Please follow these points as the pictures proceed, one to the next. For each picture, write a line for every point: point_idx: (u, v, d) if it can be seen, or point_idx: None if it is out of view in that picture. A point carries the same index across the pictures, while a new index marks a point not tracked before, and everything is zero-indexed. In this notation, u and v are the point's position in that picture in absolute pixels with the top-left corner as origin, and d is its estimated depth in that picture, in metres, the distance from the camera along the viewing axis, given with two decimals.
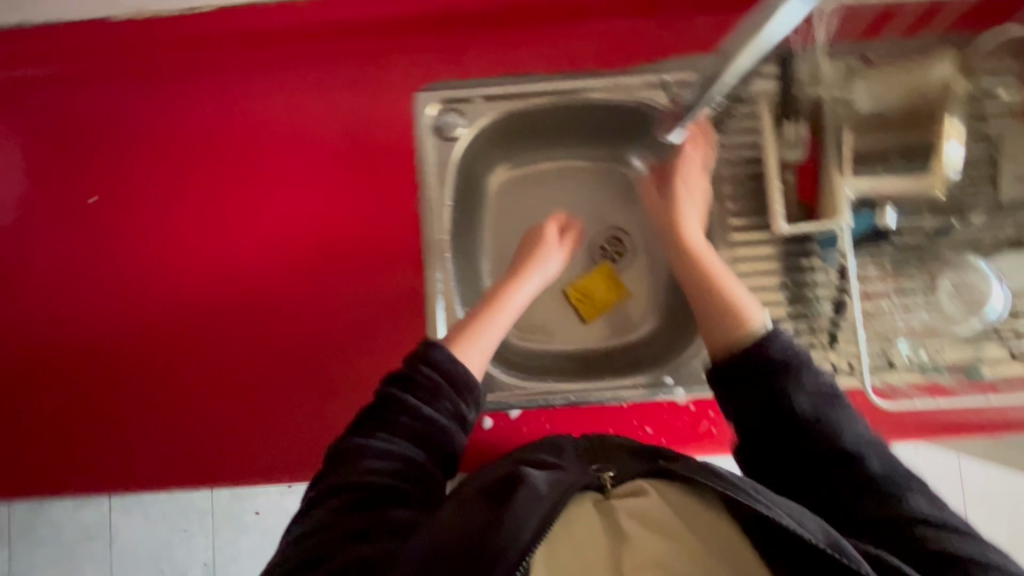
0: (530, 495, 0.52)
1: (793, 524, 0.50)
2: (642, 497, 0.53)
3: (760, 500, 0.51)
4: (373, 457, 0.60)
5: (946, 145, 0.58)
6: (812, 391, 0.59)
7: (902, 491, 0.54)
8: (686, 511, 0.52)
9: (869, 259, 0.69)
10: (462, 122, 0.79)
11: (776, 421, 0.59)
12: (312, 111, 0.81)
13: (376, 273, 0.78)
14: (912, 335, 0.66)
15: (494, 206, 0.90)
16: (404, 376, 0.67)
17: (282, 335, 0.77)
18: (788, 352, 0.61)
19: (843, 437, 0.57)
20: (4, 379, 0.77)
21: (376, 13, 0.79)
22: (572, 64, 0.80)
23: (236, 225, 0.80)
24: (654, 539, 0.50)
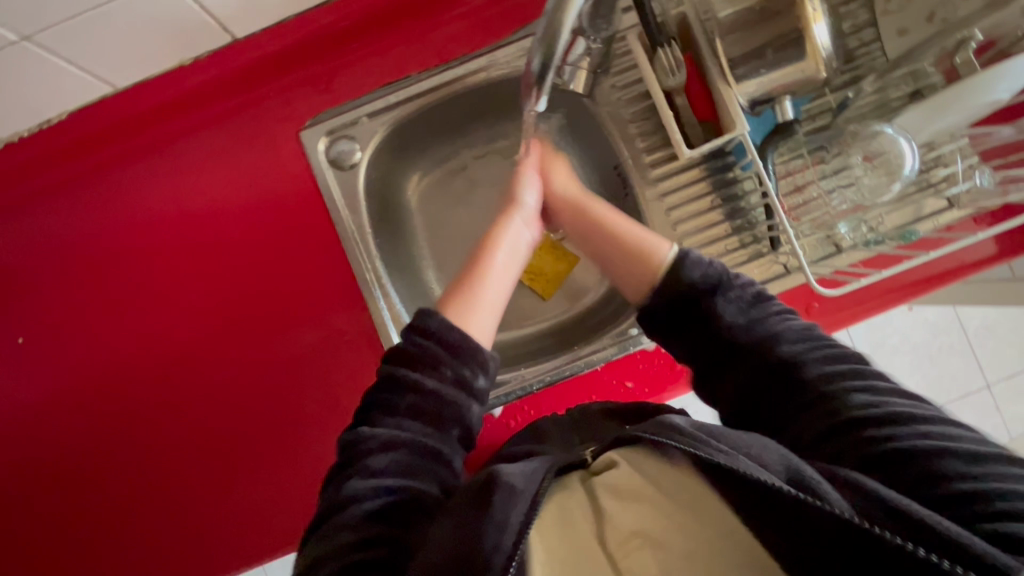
0: (507, 496, 0.44)
1: (731, 459, 0.41)
2: (613, 469, 0.47)
3: (716, 447, 0.42)
4: (375, 453, 0.51)
5: (813, 27, 0.58)
6: (739, 302, 0.57)
7: (853, 390, 0.48)
8: (671, 473, 0.44)
9: (789, 154, 0.73)
10: (357, 146, 0.79)
11: (711, 348, 0.57)
12: (209, 182, 0.80)
13: (321, 318, 0.79)
14: (848, 216, 0.70)
15: (418, 217, 0.91)
16: (399, 355, 0.57)
17: (252, 402, 0.79)
18: (701, 267, 0.59)
19: (781, 346, 0.53)
20: (11, 525, 0.80)
21: (233, 64, 0.77)
22: (443, 54, 0.78)
23: (170, 313, 0.80)
24: (636, 512, 0.44)
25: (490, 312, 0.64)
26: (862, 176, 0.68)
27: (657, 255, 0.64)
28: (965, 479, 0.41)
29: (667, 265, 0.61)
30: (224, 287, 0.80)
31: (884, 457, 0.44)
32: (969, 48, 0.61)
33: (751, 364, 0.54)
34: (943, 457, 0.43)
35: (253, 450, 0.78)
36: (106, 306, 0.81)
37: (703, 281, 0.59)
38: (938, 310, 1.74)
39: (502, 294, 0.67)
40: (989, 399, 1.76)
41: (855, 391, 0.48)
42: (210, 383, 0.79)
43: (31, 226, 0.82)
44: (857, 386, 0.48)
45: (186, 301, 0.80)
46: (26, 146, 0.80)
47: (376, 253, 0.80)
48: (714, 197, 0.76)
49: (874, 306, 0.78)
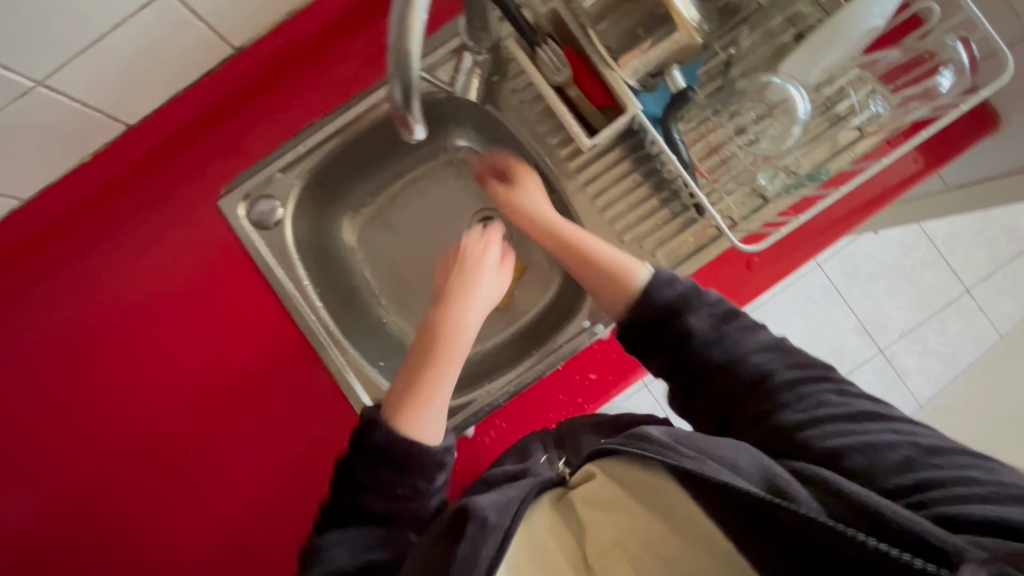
0: (479, 529, 0.49)
1: (697, 464, 0.45)
2: (591, 482, 0.52)
3: (685, 454, 0.46)
4: (336, 535, 0.55)
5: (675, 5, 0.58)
6: (710, 316, 0.58)
7: (826, 401, 0.49)
8: (636, 484, 0.49)
9: (696, 118, 0.73)
10: (277, 203, 0.79)
11: (681, 358, 0.57)
12: (127, 274, 0.77)
13: (277, 383, 0.77)
14: (765, 166, 0.71)
15: (360, 257, 0.91)
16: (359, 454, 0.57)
17: (220, 493, 0.74)
18: (673, 284, 0.60)
19: (751, 362, 0.54)
20: None
21: (135, 149, 0.76)
22: (341, 95, 0.78)
23: (115, 418, 0.76)
24: (612, 524, 0.48)
25: (440, 411, 0.62)
26: (763, 124, 0.69)
27: (633, 272, 0.64)
28: (927, 471, 0.43)
29: (641, 287, 0.62)
30: (166, 376, 0.76)
31: (851, 461, 0.45)
32: None
33: (721, 379, 0.55)
34: (901, 451, 0.45)
35: (231, 540, 0.74)
36: (44, 427, 0.76)
37: (678, 298, 0.59)
38: (906, 229, 1.76)
39: (454, 381, 0.64)
40: (972, 302, 1.77)
41: (828, 402, 0.49)
42: (173, 481, 0.75)
43: None
44: (829, 394, 0.50)
45: (128, 401, 0.76)
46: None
47: (319, 304, 0.80)
48: (637, 174, 0.77)
49: (813, 246, 0.79)
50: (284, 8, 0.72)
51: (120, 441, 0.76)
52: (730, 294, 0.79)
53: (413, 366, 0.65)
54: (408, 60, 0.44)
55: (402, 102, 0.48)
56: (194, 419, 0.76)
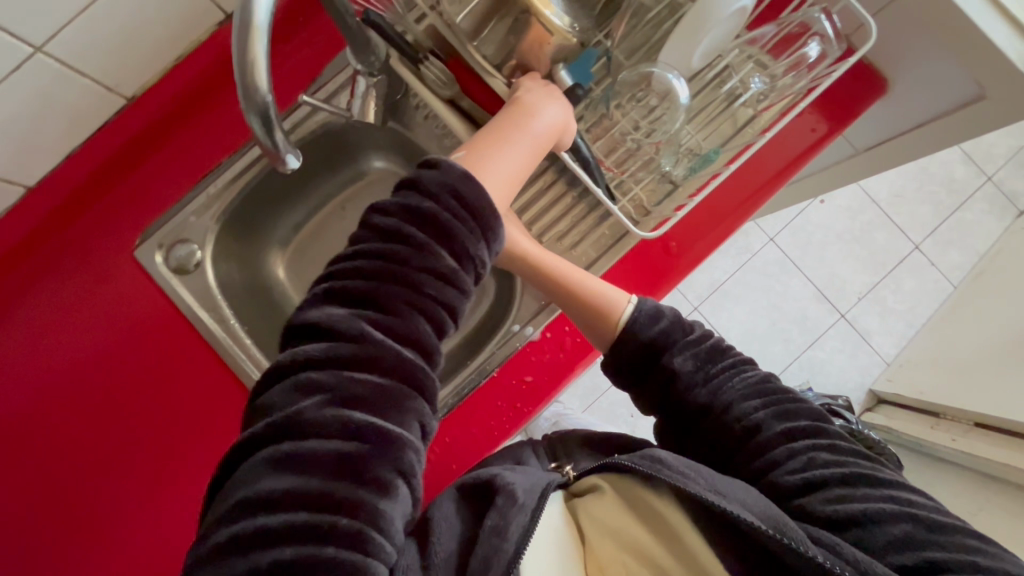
0: (508, 503, 0.55)
1: (715, 496, 0.52)
2: (603, 489, 0.61)
3: (699, 484, 0.54)
4: (319, 422, 0.42)
5: (545, 15, 0.58)
6: (695, 358, 0.64)
7: (818, 452, 0.57)
8: (636, 500, 0.59)
9: (591, 113, 0.75)
10: (194, 246, 0.78)
11: (672, 397, 0.64)
12: (44, 337, 0.75)
13: (216, 425, 0.76)
14: (665, 151, 0.73)
15: (292, 289, 0.91)
16: (395, 239, 0.49)
17: (162, 546, 0.73)
18: (658, 326, 0.67)
19: (736, 405, 0.60)
20: None
21: (38, 208, 0.75)
22: (246, 132, 0.79)
23: (42, 486, 0.73)
24: (618, 522, 0.58)
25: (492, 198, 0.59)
26: (655, 112, 0.71)
27: (618, 310, 0.70)
28: (912, 540, 0.50)
29: (625, 323, 0.68)
30: (96, 433, 0.74)
31: (842, 523, 0.52)
32: None
33: (712, 420, 0.61)
34: (892, 522, 0.51)
35: None
36: None
37: (661, 337, 0.66)
38: (848, 193, 1.81)
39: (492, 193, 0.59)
40: (922, 257, 1.82)
41: (818, 450, 0.57)
42: (112, 542, 0.72)
43: None
44: (822, 451, 0.57)
45: (56, 465, 0.73)
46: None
47: (249, 341, 0.79)
48: (547, 174, 0.80)
49: (727, 225, 0.81)
50: (172, 53, 0.72)
51: (50, 510, 0.72)
52: (655, 280, 0.81)
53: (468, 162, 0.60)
54: (258, 91, 0.46)
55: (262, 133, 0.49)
56: (130, 474, 0.74)
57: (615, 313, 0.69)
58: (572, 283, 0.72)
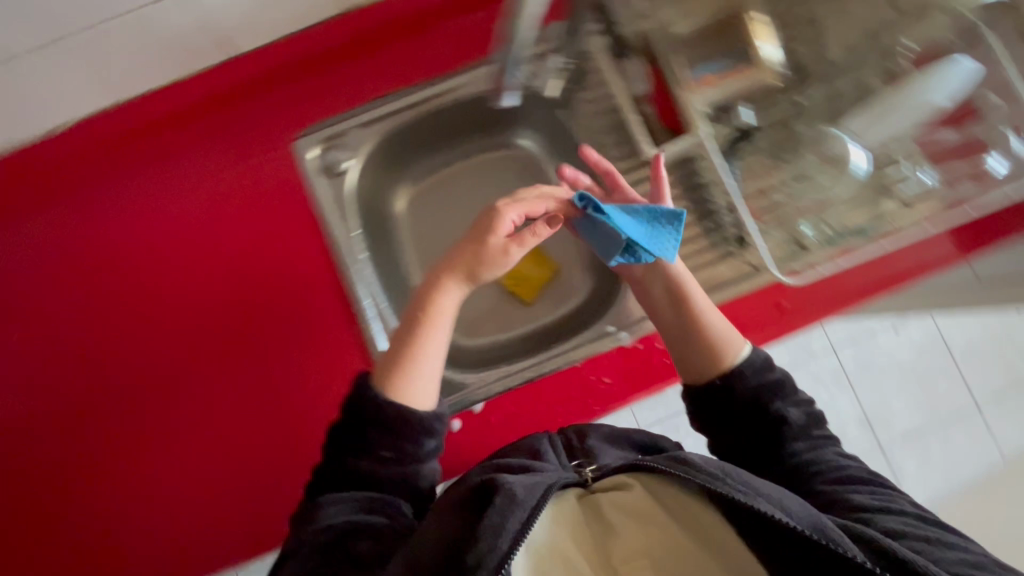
0: (508, 503, 0.53)
1: (775, 510, 0.50)
2: (629, 490, 0.55)
3: (737, 488, 0.51)
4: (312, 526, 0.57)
5: (759, 43, 0.75)
6: (803, 414, 0.64)
7: (897, 496, 0.57)
8: (668, 499, 0.55)
9: (750, 158, 0.77)
10: (347, 154, 0.84)
11: (764, 441, 0.63)
12: (205, 190, 0.85)
13: (312, 316, 0.83)
14: (809, 215, 0.73)
15: (406, 225, 0.94)
16: (352, 416, 0.61)
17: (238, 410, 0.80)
18: (770, 374, 0.66)
19: (829, 455, 0.62)
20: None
21: (236, 77, 0.83)
22: (428, 72, 0.85)
23: (162, 310, 0.83)
24: (644, 529, 0.53)
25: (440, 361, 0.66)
26: (812, 175, 0.73)
27: (734, 346, 0.68)
28: (979, 563, 0.50)
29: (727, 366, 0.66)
30: (217, 284, 0.84)
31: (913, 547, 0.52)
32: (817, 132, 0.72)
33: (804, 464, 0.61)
34: (959, 547, 0.52)
35: (238, 445, 0.79)
36: (99, 305, 0.84)
37: (772, 385, 0.65)
38: (922, 329, 1.77)
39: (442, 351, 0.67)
40: (981, 422, 1.75)
41: (898, 497, 0.57)
42: (199, 383, 0.81)
43: (33, 233, 0.86)
44: (903, 500, 0.57)
45: (177, 300, 0.84)
46: (28, 151, 0.84)
47: (361, 254, 0.83)
48: (683, 198, 0.82)
49: (839, 307, 0.81)
50: None
51: (162, 331, 0.83)
52: (753, 334, 0.81)
53: (401, 346, 0.66)
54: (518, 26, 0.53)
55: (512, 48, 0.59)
56: (232, 328, 0.83)
57: (731, 351, 0.67)
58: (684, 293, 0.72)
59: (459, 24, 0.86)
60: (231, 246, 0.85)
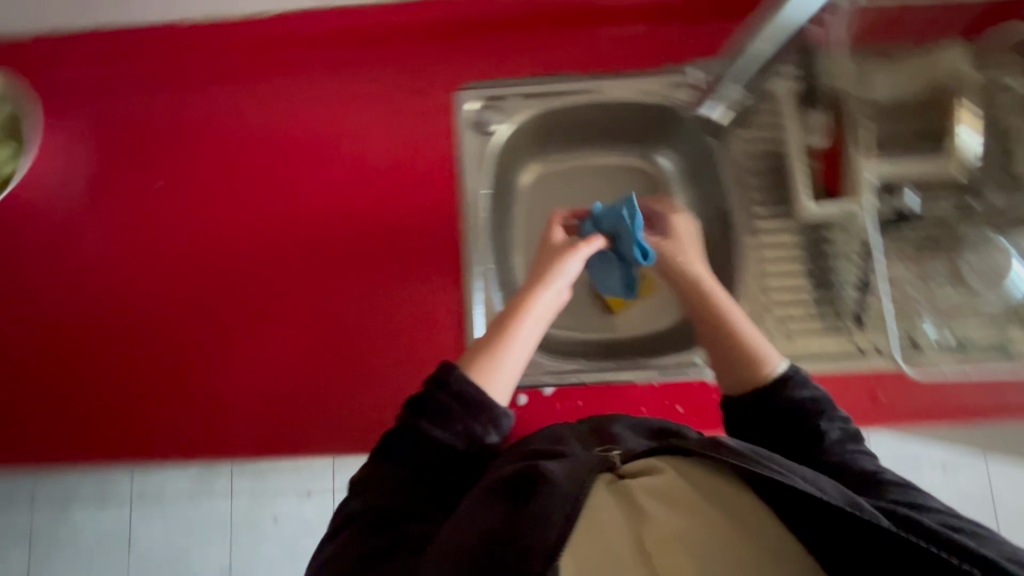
0: (549, 492, 0.50)
1: (812, 486, 0.48)
2: (658, 476, 0.50)
3: (769, 466, 0.49)
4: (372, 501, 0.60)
5: (959, 131, 0.70)
6: (841, 430, 0.62)
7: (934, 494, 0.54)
8: (704, 485, 0.49)
9: (893, 243, 0.75)
10: (500, 118, 0.87)
11: (794, 453, 0.62)
12: (359, 109, 0.90)
13: (416, 255, 0.86)
14: (937, 316, 0.71)
15: (526, 202, 0.97)
16: (424, 399, 0.64)
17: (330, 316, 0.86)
18: (809, 390, 0.65)
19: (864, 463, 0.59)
20: (85, 354, 0.86)
21: (423, 18, 0.88)
22: (597, 66, 0.88)
23: (287, 205, 0.89)
24: (679, 518, 0.46)
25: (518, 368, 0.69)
26: (948, 279, 0.72)
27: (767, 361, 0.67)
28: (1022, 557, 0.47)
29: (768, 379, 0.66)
30: (342, 198, 0.88)
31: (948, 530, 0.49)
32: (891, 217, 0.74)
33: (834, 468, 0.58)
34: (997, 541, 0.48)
35: (318, 349, 0.85)
36: (236, 184, 0.90)
37: (810, 402, 0.64)
38: (975, 479, 1.36)
39: (522, 359, 0.69)
40: None
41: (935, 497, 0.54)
42: (301, 281, 0.87)
43: (199, 100, 0.92)
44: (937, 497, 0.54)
45: (303, 201, 0.89)
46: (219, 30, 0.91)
47: (484, 214, 0.87)
48: (805, 262, 0.80)
49: (937, 421, 0.76)
50: None
51: (281, 223, 0.88)
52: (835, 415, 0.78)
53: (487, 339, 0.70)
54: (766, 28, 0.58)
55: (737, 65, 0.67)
56: (343, 242, 0.87)
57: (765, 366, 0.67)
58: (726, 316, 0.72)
59: (640, 32, 0.88)
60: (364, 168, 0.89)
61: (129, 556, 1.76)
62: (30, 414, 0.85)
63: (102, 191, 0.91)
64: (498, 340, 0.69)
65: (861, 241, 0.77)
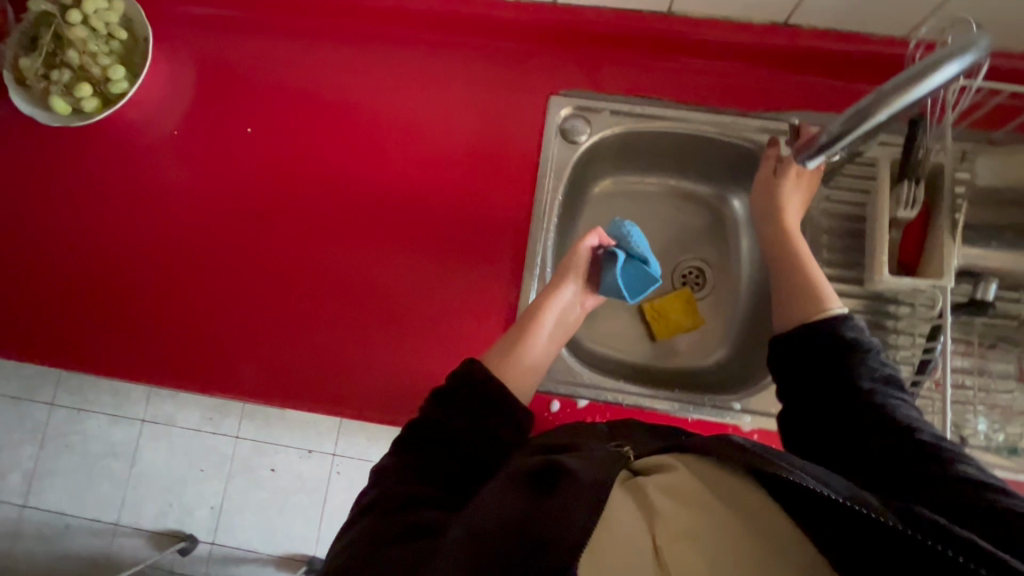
0: (572, 485, 0.53)
1: (815, 484, 0.47)
2: (670, 474, 0.52)
3: (779, 464, 0.48)
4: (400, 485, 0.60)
5: None
6: (878, 373, 0.60)
7: (966, 463, 0.51)
8: (715, 481, 0.51)
9: (959, 331, 0.74)
10: (586, 129, 0.89)
11: (830, 387, 0.60)
12: (452, 94, 0.92)
13: (479, 243, 0.88)
14: (991, 414, 0.71)
15: (591, 212, 0.97)
16: (449, 388, 0.67)
17: (382, 287, 0.88)
18: (855, 333, 0.63)
19: (896, 413, 0.56)
20: (149, 274, 0.90)
21: (534, 20, 0.89)
22: (695, 96, 0.88)
23: (366, 172, 0.91)
24: (689, 514, 0.48)
25: (537, 363, 0.75)
26: (1008, 379, 0.72)
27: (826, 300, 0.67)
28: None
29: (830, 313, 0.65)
30: (419, 176, 0.91)
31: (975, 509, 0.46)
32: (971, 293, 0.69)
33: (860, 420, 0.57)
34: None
35: (366, 316, 0.87)
36: (321, 142, 0.93)
37: (852, 343, 0.62)
38: None
39: (542, 357, 0.75)
40: None
41: (967, 464, 0.51)
42: (363, 247, 0.89)
43: (303, 57, 0.96)
44: (970, 465, 0.51)
45: (382, 170, 0.91)
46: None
47: (552, 218, 0.89)
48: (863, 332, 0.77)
49: None
50: (715, 12, 0.84)
51: (356, 188, 0.91)
52: None
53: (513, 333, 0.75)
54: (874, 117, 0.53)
55: (841, 129, 0.56)
56: (412, 217, 0.89)
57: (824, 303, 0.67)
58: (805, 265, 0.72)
59: (744, 71, 0.88)
60: (446, 152, 0.91)
61: (130, 472, 1.83)
62: (90, 318, 0.89)
63: (193, 126, 0.95)
64: (523, 347, 0.74)
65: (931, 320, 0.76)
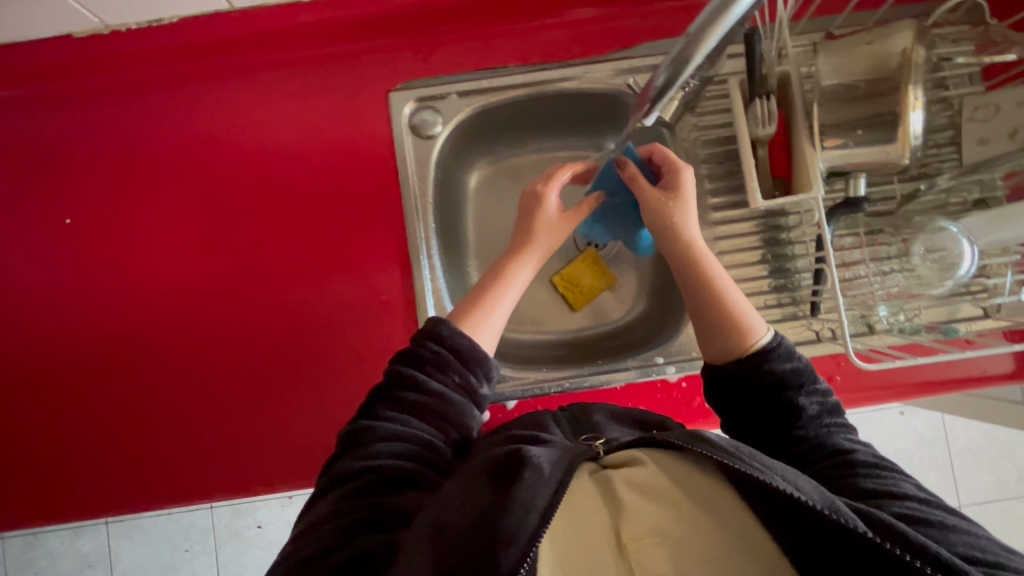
0: (534, 476, 0.50)
1: (789, 485, 0.46)
2: (640, 468, 0.51)
3: (750, 463, 0.47)
4: (369, 455, 0.56)
5: (910, 116, 0.63)
6: (820, 405, 0.61)
7: (902, 480, 0.53)
8: (681, 476, 0.50)
9: (845, 228, 0.75)
10: (439, 119, 0.83)
11: (774, 428, 0.61)
12: (287, 118, 0.83)
13: (364, 272, 0.82)
14: (890, 300, 0.70)
15: (474, 203, 0.94)
16: (411, 352, 0.63)
17: (278, 349, 0.81)
18: (791, 362, 0.62)
19: (835, 441, 0.58)
20: (15, 407, 0.81)
21: (349, 15, 0.80)
22: (541, 55, 0.82)
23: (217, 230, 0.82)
24: (655, 511, 0.48)
25: (512, 303, 0.72)
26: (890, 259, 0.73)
27: (746, 331, 0.64)
28: (984, 549, 0.46)
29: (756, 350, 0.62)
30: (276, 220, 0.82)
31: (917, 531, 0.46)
32: (852, 181, 0.67)
33: (808, 448, 0.58)
34: (962, 531, 0.48)
35: (267, 383, 0.81)
36: (157, 210, 0.83)
37: (790, 374, 0.61)
38: (928, 419, 1.50)
39: (514, 296, 0.72)
40: None
41: (905, 480, 0.53)
42: (240, 311, 0.81)
43: (106, 119, 0.84)
44: (907, 482, 0.53)
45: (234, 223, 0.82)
46: (109, 42, 0.81)
47: (432, 224, 0.84)
48: (764, 252, 0.78)
49: (897, 397, 0.78)
50: None
51: (213, 251, 0.82)
52: None
53: (480, 287, 0.72)
54: (686, 65, 0.51)
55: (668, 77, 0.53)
56: (284, 263, 0.82)
57: (746, 337, 0.64)
58: (711, 278, 0.67)
59: (586, 12, 0.82)
60: (298, 184, 0.82)
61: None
62: None
63: (8, 233, 0.83)
64: (490, 295, 0.70)
65: (816, 228, 0.76)
